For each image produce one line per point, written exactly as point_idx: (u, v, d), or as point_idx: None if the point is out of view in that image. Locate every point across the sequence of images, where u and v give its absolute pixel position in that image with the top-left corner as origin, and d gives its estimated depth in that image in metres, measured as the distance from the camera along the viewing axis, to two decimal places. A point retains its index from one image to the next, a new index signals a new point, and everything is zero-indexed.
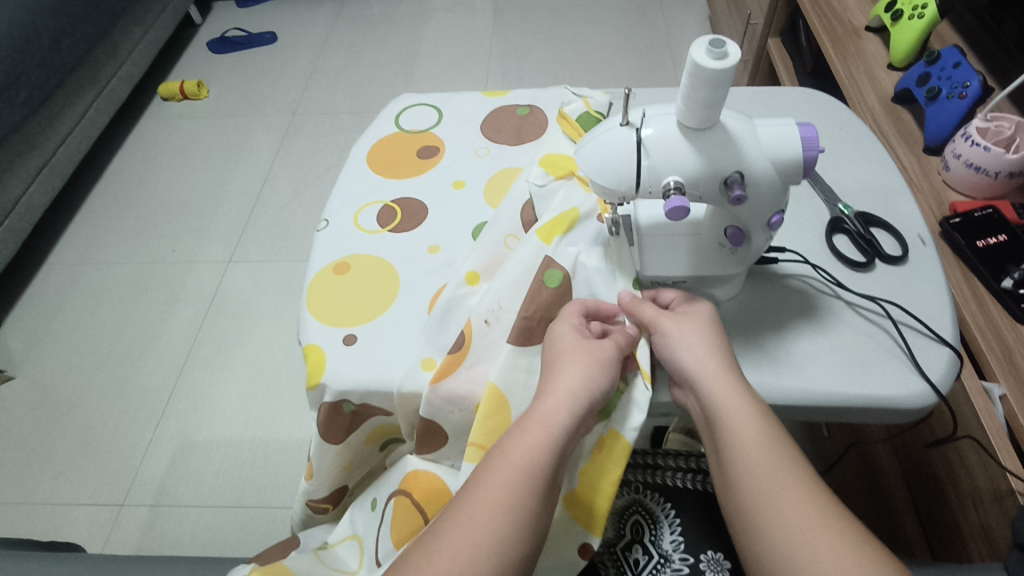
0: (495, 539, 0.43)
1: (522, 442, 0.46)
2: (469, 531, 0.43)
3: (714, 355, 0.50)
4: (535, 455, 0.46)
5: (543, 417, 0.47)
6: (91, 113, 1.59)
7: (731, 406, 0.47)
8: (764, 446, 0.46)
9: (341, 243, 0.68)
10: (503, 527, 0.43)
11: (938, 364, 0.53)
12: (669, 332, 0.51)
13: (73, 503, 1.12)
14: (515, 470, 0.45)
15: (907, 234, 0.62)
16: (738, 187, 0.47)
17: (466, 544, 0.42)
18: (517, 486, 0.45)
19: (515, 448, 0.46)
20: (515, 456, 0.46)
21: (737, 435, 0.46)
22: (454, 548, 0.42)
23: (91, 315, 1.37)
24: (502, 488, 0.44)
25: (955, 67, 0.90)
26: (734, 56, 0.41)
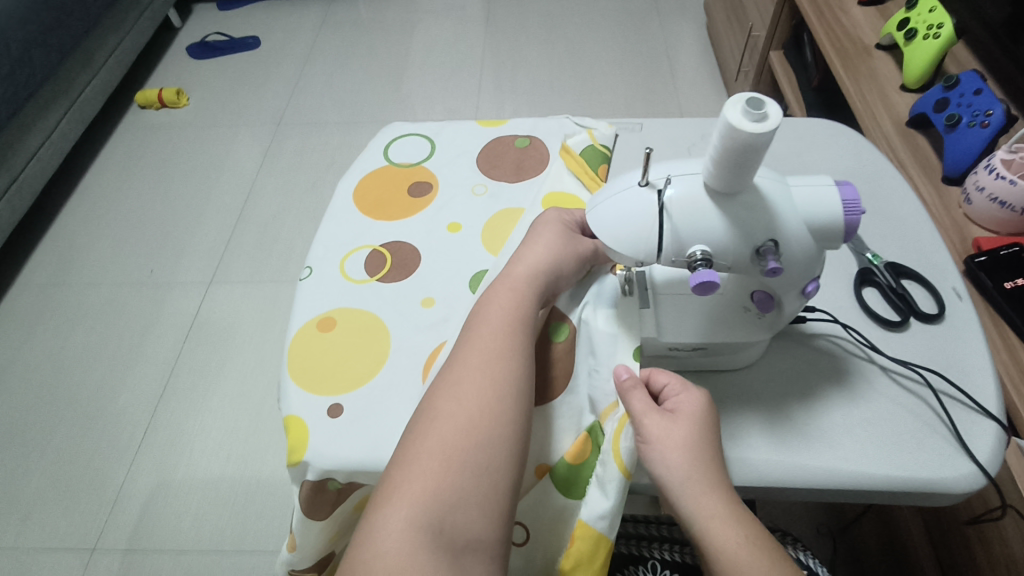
0: (421, 516, 0.41)
1: (437, 416, 0.45)
2: (393, 519, 0.41)
3: (696, 458, 0.44)
4: (451, 422, 0.44)
5: (455, 386, 0.46)
6: (64, 124, 1.52)
7: (714, 523, 0.42)
8: (752, 561, 0.40)
9: (327, 295, 0.63)
10: (426, 504, 0.41)
11: (984, 441, 0.48)
12: (651, 431, 0.46)
13: (42, 547, 1.05)
14: (433, 445, 0.43)
15: (942, 288, 0.57)
16: (772, 258, 0.41)
17: (392, 534, 0.40)
18: (435, 460, 0.43)
19: (432, 425, 0.44)
20: (433, 431, 0.44)
21: (721, 556, 0.41)
22: (377, 545, 0.40)
23: (64, 341, 1.31)
24: (420, 468, 0.42)
25: (975, 93, 0.85)
26: (775, 118, 0.35)
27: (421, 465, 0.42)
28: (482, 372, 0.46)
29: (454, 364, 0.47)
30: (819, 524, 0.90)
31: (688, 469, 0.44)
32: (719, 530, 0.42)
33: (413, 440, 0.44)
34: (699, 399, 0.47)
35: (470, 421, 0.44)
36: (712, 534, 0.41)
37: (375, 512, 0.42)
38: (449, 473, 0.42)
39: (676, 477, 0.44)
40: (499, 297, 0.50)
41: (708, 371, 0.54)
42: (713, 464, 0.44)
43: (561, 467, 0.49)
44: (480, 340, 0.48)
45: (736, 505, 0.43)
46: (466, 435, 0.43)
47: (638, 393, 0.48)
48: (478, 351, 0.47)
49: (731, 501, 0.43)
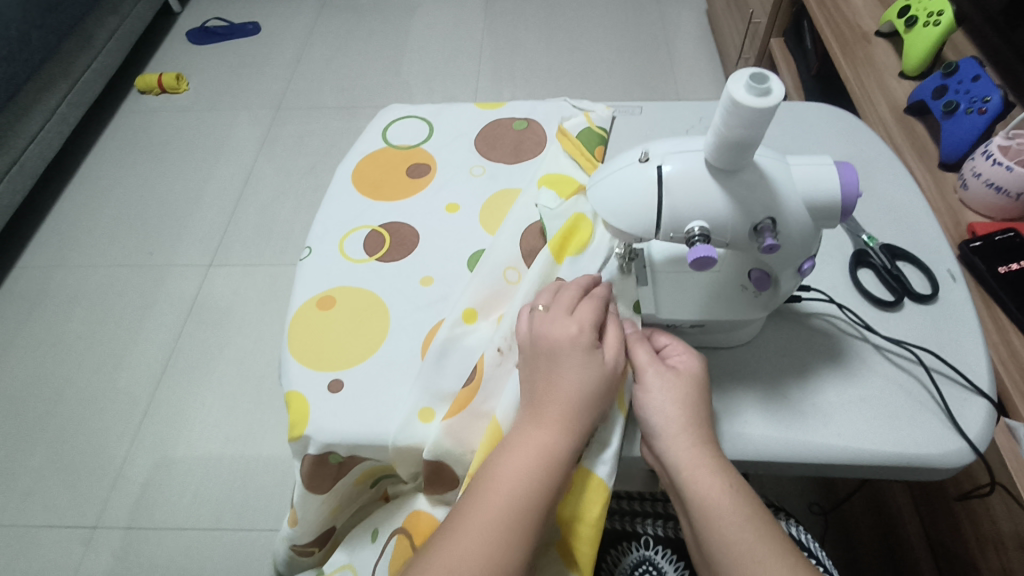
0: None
1: (486, 512, 0.41)
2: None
3: (689, 413, 0.45)
4: (500, 527, 0.41)
5: (511, 480, 0.42)
6: (63, 107, 1.51)
7: (699, 473, 0.43)
8: (731, 509, 0.41)
9: (326, 274, 0.63)
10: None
11: (975, 418, 0.49)
12: (647, 381, 0.47)
13: (44, 525, 1.06)
14: (474, 552, 0.40)
15: (936, 269, 0.58)
16: (769, 235, 0.42)
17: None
18: (476, 575, 0.39)
19: (477, 523, 0.41)
20: (476, 530, 0.40)
21: (705, 505, 0.42)
22: (480, 535, 0.40)
23: (63, 323, 1.31)
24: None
25: (974, 79, 0.86)
26: (778, 93, 0.35)
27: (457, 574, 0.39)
28: (539, 470, 0.42)
29: (510, 451, 0.43)
30: (811, 503, 0.90)
31: (674, 420, 0.45)
32: (702, 481, 0.42)
33: (451, 535, 0.41)
34: (697, 359, 0.49)
35: (516, 532, 0.41)
36: (694, 484, 0.42)
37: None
38: (550, 470, 0.42)
39: (662, 427, 0.45)
40: (575, 370, 0.45)
41: (704, 349, 0.55)
42: (701, 419, 0.45)
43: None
44: (544, 430, 0.43)
45: (722, 460, 0.44)
46: (537, 495, 0.42)
47: (642, 345, 0.49)
48: (536, 440, 0.43)
49: (713, 455, 0.44)
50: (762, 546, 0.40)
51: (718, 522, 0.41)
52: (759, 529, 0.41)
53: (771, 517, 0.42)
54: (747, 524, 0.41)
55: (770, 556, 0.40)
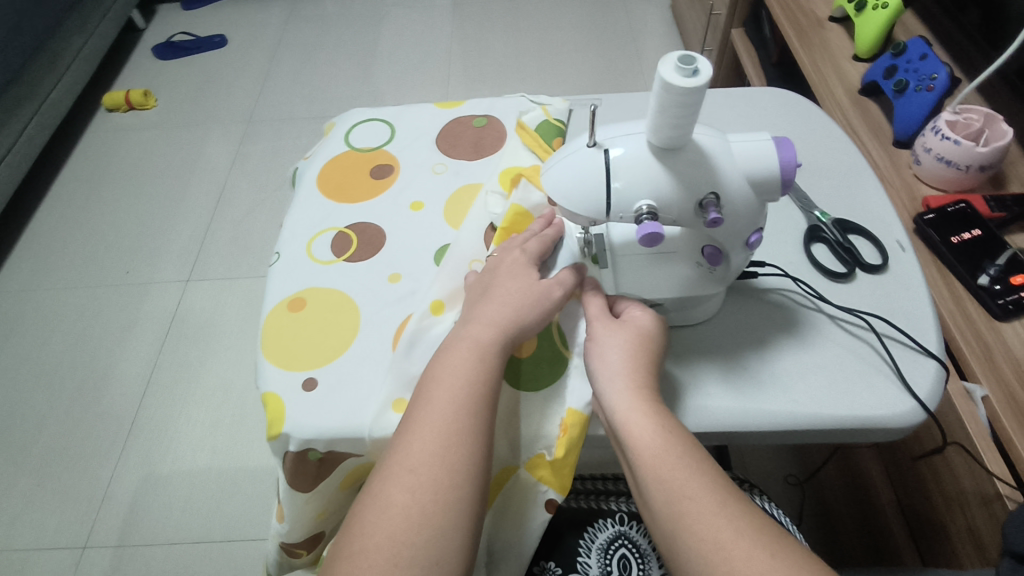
0: (418, 509, 0.42)
1: (429, 403, 0.45)
2: (388, 510, 0.42)
3: (632, 358, 0.48)
4: (447, 411, 0.45)
5: (454, 370, 0.47)
6: (31, 129, 1.51)
7: (635, 414, 0.45)
8: (664, 448, 0.43)
9: (295, 278, 0.64)
10: (421, 496, 0.42)
11: (925, 377, 0.51)
12: (596, 335, 0.51)
13: (32, 549, 1.06)
14: (429, 438, 0.44)
15: (886, 240, 0.60)
16: (714, 210, 0.44)
17: (384, 527, 0.41)
18: (429, 453, 0.43)
19: (427, 413, 0.45)
20: (427, 420, 0.45)
21: (640, 448, 0.44)
22: (422, 416, 0.45)
23: (42, 345, 1.30)
24: (416, 457, 0.43)
25: (921, 58, 0.89)
26: (705, 73, 0.37)
27: (412, 455, 0.43)
28: (479, 357, 0.47)
29: (450, 350, 0.48)
30: (788, 475, 0.98)
31: (616, 366, 0.48)
32: (638, 424, 0.45)
33: (408, 430, 0.45)
34: (650, 317, 0.51)
35: (462, 413, 0.45)
36: (631, 426, 0.45)
37: (370, 499, 0.43)
38: (484, 359, 0.47)
39: (605, 376, 0.48)
40: (512, 280, 0.51)
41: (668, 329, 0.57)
42: (645, 366, 0.48)
43: (526, 362, 0.54)
44: (481, 331, 0.49)
45: (658, 405, 0.46)
46: (474, 387, 0.46)
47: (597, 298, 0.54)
48: (475, 336, 0.48)
49: (654, 401, 0.46)
50: (693, 482, 0.42)
51: (655, 464, 0.43)
52: (694, 466, 0.43)
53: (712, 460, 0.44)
54: (678, 461, 0.43)
55: (701, 492, 0.41)
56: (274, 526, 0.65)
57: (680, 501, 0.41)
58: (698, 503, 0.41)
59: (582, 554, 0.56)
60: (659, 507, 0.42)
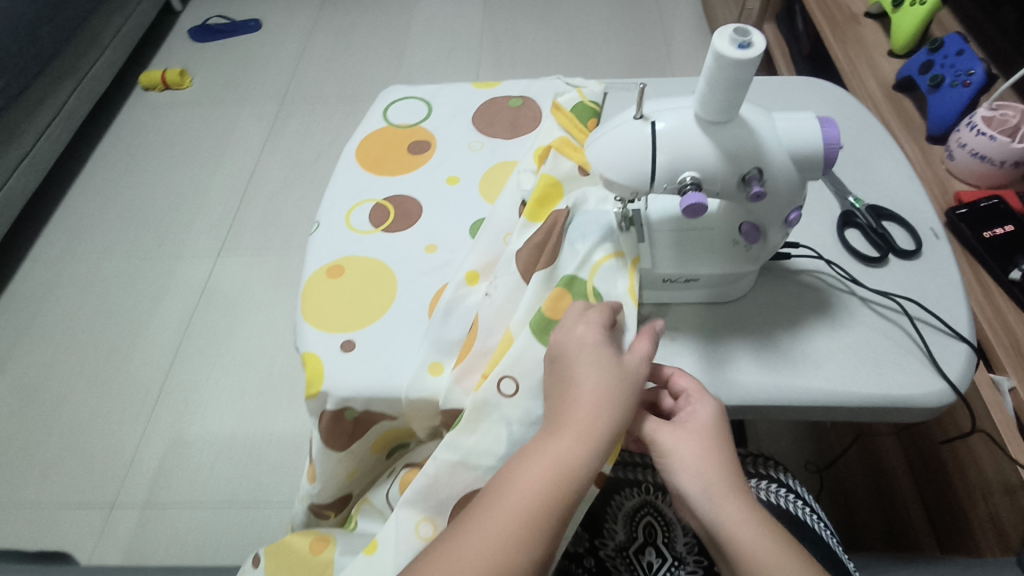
0: (528, 534, 0.38)
1: (524, 470, 0.41)
2: (491, 528, 0.38)
3: (719, 458, 0.44)
4: (543, 478, 0.40)
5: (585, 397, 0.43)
6: (71, 103, 1.54)
7: (727, 501, 0.42)
8: (771, 554, 0.40)
9: (333, 245, 0.66)
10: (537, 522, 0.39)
11: (955, 360, 0.52)
12: (667, 437, 0.46)
13: (63, 506, 1.09)
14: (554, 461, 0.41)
15: (920, 228, 0.61)
16: (756, 184, 0.45)
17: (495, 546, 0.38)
18: (551, 481, 0.40)
19: (554, 439, 0.42)
20: (554, 444, 0.41)
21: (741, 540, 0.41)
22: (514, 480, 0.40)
23: (76, 312, 1.34)
24: (531, 483, 0.40)
25: (958, 54, 0.89)
26: (759, 45, 0.39)
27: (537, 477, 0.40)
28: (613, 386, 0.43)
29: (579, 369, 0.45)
30: (807, 461, 0.94)
31: (708, 464, 0.44)
32: (742, 531, 0.41)
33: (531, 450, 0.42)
34: (710, 407, 0.47)
35: (593, 442, 0.41)
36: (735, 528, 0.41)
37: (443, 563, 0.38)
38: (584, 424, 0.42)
39: (698, 472, 0.44)
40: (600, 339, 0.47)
41: (702, 306, 0.58)
42: (733, 469, 0.44)
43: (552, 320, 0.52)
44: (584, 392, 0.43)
45: (744, 488, 0.44)
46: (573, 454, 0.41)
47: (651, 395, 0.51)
48: (603, 360, 0.45)
49: (752, 506, 0.43)
50: None
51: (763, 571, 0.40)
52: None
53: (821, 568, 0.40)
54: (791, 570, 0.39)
55: None
56: (304, 487, 0.67)
57: None
58: None
59: (609, 520, 0.58)
60: None
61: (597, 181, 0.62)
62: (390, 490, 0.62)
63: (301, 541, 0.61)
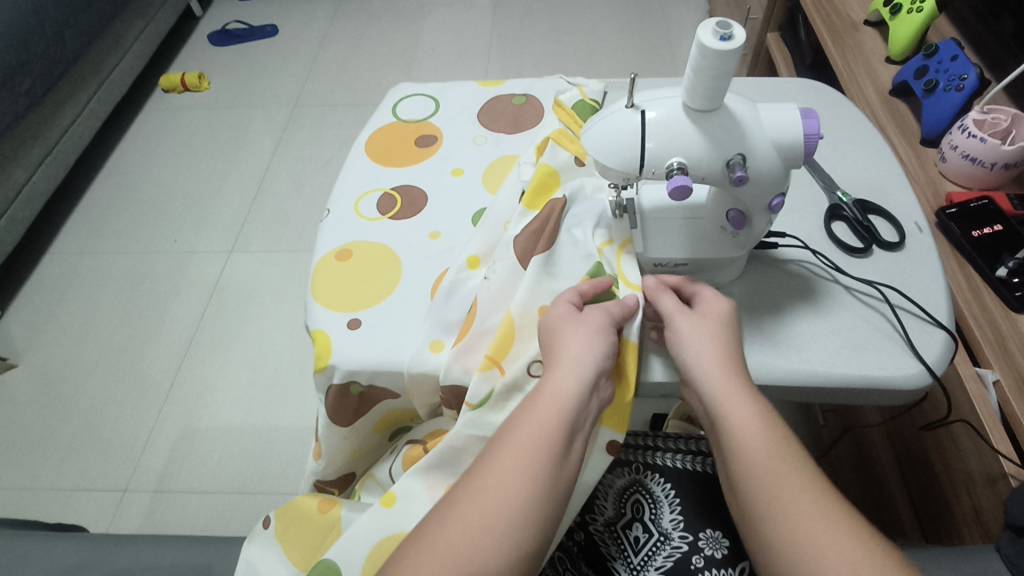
0: (499, 512, 0.42)
1: (495, 465, 0.44)
2: (464, 520, 0.42)
3: (722, 349, 0.49)
4: (510, 471, 0.44)
5: (560, 374, 0.48)
6: (93, 103, 1.59)
7: (726, 385, 0.48)
8: (760, 435, 0.45)
9: (342, 231, 0.69)
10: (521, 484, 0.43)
11: (933, 345, 0.54)
12: (681, 329, 0.51)
13: (77, 489, 1.13)
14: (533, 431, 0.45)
15: (904, 222, 0.63)
16: (740, 169, 0.48)
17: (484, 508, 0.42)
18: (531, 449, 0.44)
19: (532, 412, 0.46)
20: (532, 415, 0.46)
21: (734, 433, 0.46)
22: (483, 476, 0.44)
23: (94, 304, 1.38)
24: (499, 478, 0.44)
25: (952, 59, 0.91)
26: (740, 38, 0.42)
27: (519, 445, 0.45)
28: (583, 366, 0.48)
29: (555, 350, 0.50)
30: (803, 456, 1.02)
31: (711, 354, 0.49)
32: (736, 414, 0.46)
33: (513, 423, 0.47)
34: (726, 306, 0.52)
35: (568, 414, 0.46)
36: (730, 411, 0.46)
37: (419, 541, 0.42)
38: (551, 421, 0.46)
39: (701, 362, 0.49)
40: (575, 335, 0.50)
41: None
42: (735, 358, 0.49)
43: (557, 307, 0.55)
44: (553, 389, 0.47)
45: (743, 378, 0.49)
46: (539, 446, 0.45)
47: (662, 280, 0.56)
48: (577, 338, 0.49)
49: (751, 395, 0.47)
50: (787, 478, 0.44)
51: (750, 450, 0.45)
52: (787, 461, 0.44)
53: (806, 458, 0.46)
54: (774, 457, 0.45)
55: (798, 481, 0.43)
56: (310, 465, 0.70)
57: (774, 494, 0.43)
58: (794, 499, 0.43)
59: (600, 497, 0.61)
60: (752, 492, 0.44)
61: (591, 172, 0.65)
62: (392, 464, 0.65)
63: (309, 502, 0.63)
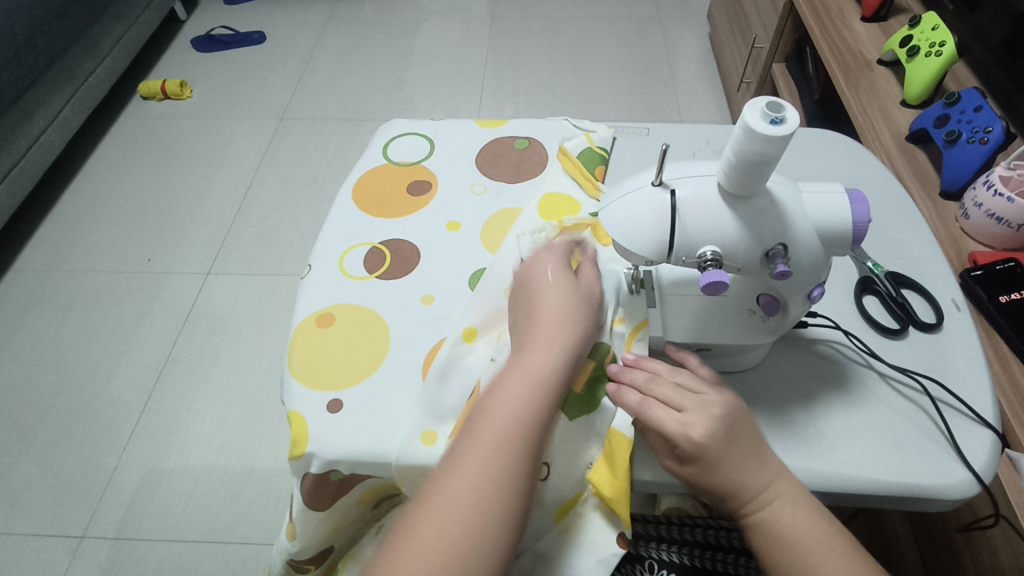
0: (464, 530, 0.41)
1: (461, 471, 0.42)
2: (431, 538, 0.40)
3: (736, 435, 0.45)
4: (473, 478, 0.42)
5: (505, 407, 0.45)
6: (67, 111, 1.51)
7: (751, 472, 0.44)
8: (794, 521, 0.44)
9: (324, 291, 0.63)
10: (478, 504, 0.41)
11: (980, 449, 0.49)
12: (696, 433, 0.44)
13: (31, 533, 1.04)
14: (487, 443, 0.43)
15: (941, 299, 0.58)
16: (781, 261, 0.42)
17: (442, 536, 0.40)
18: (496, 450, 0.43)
19: (496, 405, 0.45)
20: (487, 428, 0.44)
21: (771, 517, 0.44)
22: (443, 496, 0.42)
23: (59, 327, 1.30)
24: (460, 489, 0.42)
25: (975, 110, 0.87)
26: (793, 122, 0.36)
27: (475, 460, 0.42)
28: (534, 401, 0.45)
29: (510, 367, 0.47)
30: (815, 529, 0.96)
31: (729, 444, 0.44)
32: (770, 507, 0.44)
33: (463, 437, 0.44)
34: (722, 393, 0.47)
35: (528, 421, 0.44)
36: (765, 505, 0.44)
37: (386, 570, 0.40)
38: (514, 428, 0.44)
39: (718, 454, 0.44)
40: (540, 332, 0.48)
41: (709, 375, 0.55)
42: (753, 437, 0.46)
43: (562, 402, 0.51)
44: (521, 377, 0.46)
45: (766, 458, 0.45)
46: (501, 456, 0.43)
47: (635, 371, 0.48)
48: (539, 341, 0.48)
49: (778, 479, 0.45)
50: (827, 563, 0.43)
51: (786, 543, 0.43)
52: (826, 542, 0.44)
53: (843, 530, 0.45)
54: (812, 541, 0.43)
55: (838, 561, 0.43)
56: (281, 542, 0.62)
57: None
58: None
59: None
60: None
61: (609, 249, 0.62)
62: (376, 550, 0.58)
63: None
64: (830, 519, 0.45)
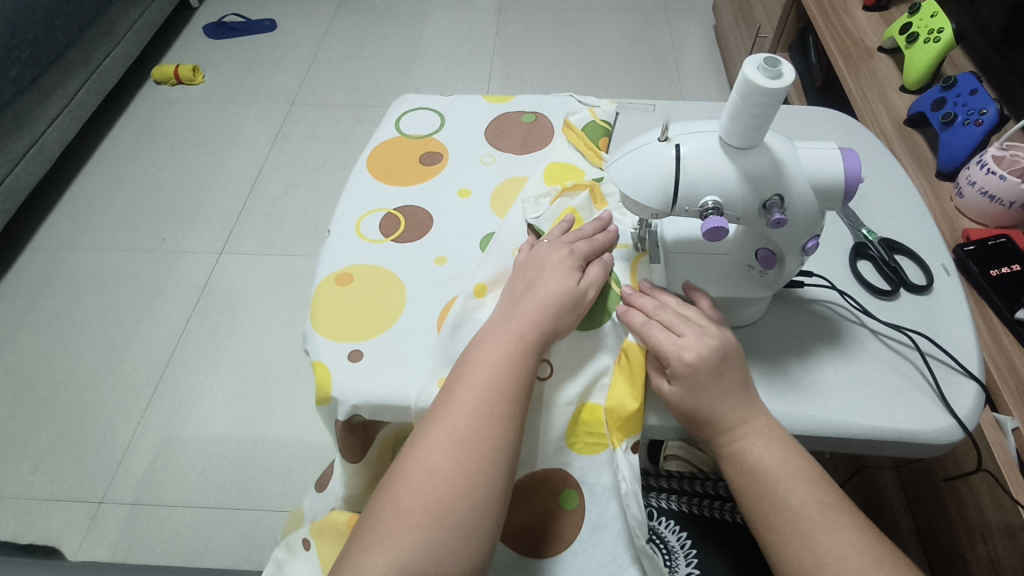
0: (469, 443, 0.46)
1: (464, 391, 0.48)
2: (440, 447, 0.46)
3: (726, 365, 0.48)
4: (477, 398, 0.48)
5: (501, 342, 0.50)
6: (83, 93, 1.54)
7: (734, 401, 0.48)
8: (767, 451, 0.47)
9: (343, 253, 0.66)
10: (480, 422, 0.47)
11: (965, 399, 0.52)
12: (690, 355, 0.48)
13: (52, 498, 1.08)
14: (488, 370, 0.49)
15: (931, 263, 0.61)
16: (777, 211, 0.45)
17: (449, 445, 0.46)
18: (471, 424, 0.47)
19: (495, 341, 0.50)
20: (489, 355, 0.50)
21: (747, 445, 0.47)
22: (449, 416, 0.47)
23: (76, 303, 1.33)
24: (465, 408, 0.47)
25: (971, 93, 0.90)
26: (789, 77, 0.39)
27: (479, 385, 0.48)
28: (527, 339, 0.50)
29: (513, 311, 0.52)
30: None
31: (717, 372, 0.48)
32: (746, 435, 0.47)
33: (466, 367, 0.50)
34: (720, 329, 0.50)
35: (525, 354, 0.50)
36: (744, 432, 0.47)
37: (409, 468, 0.46)
38: (513, 360, 0.49)
39: (706, 380, 0.48)
40: (550, 277, 0.54)
41: None
42: (739, 371, 0.49)
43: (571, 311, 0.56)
44: (521, 316, 0.52)
45: (749, 393, 0.48)
46: (501, 383, 0.48)
47: (645, 298, 0.54)
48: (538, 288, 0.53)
49: (758, 413, 0.48)
50: (796, 488, 0.46)
51: (758, 469, 0.46)
52: (797, 470, 0.46)
53: (814, 461, 0.48)
54: (782, 468, 0.46)
55: (806, 488, 0.46)
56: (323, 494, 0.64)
57: (785, 502, 0.46)
58: (799, 505, 0.45)
59: None
60: (764, 504, 0.46)
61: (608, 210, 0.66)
62: None
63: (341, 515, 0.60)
64: (804, 456, 0.47)
